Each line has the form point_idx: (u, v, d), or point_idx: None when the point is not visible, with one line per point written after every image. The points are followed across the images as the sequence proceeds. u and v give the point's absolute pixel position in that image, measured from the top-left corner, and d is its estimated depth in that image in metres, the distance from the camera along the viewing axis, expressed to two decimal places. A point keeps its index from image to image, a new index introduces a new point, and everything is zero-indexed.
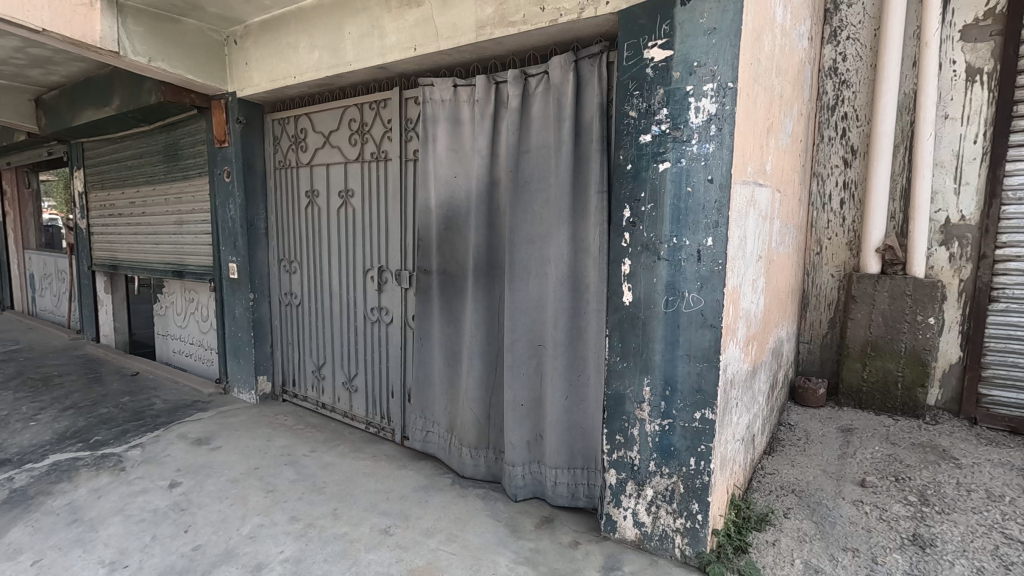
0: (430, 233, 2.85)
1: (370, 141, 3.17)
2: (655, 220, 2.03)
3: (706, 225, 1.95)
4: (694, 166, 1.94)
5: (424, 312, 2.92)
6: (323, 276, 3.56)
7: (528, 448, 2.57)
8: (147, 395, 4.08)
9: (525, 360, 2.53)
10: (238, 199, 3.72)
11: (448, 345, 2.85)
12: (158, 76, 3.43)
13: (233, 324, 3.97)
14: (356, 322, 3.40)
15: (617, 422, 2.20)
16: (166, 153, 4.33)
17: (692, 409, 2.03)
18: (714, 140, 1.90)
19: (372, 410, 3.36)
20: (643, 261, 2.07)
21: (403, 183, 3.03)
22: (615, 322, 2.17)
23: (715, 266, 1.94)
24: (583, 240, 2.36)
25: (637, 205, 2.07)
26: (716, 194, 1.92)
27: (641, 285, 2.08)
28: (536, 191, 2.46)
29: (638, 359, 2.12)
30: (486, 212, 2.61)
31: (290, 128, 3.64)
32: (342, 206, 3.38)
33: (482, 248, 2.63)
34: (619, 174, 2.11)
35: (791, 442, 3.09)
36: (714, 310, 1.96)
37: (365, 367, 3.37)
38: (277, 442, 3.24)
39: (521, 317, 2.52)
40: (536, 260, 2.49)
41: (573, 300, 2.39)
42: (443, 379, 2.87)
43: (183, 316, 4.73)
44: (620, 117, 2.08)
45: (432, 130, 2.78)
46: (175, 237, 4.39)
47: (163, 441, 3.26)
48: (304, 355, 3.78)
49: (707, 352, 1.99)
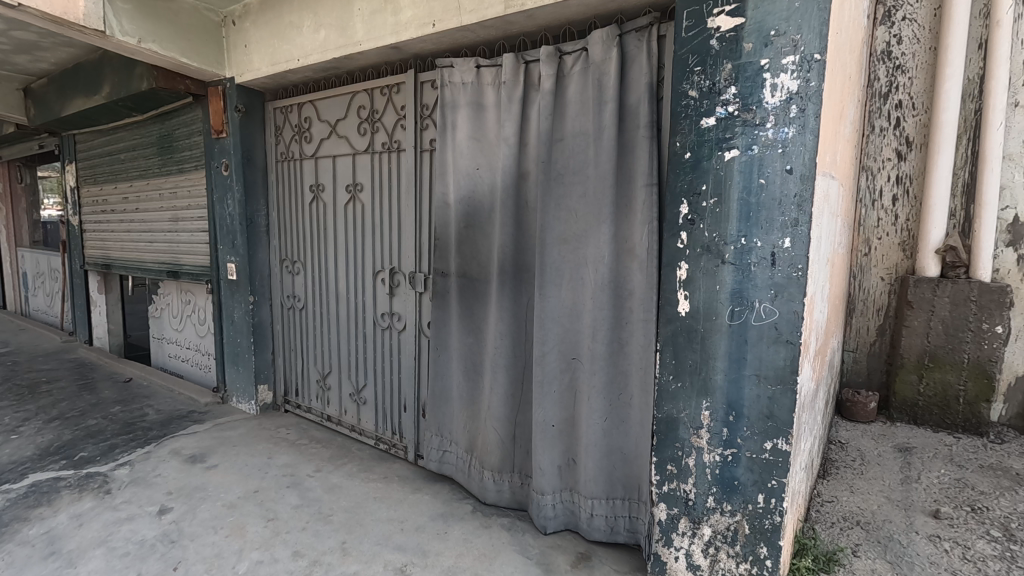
0: (449, 232, 2.56)
1: (382, 129, 2.89)
2: (719, 217, 1.74)
3: (782, 224, 1.65)
4: (769, 153, 1.65)
5: (442, 320, 2.63)
6: (329, 278, 3.27)
7: (560, 475, 2.29)
8: (139, 404, 3.80)
9: (557, 376, 2.25)
10: (237, 193, 3.44)
11: (468, 356, 2.56)
12: (148, 59, 3.14)
13: (232, 329, 3.69)
14: (365, 329, 3.11)
15: (668, 450, 1.93)
16: (160, 145, 4.04)
17: (761, 439, 1.74)
18: (794, 123, 1.61)
19: (382, 425, 3.08)
20: (702, 266, 1.79)
21: (418, 176, 2.74)
22: (668, 335, 1.88)
23: (792, 274, 1.65)
24: (626, 240, 2.07)
25: (695, 200, 1.78)
26: (796, 187, 1.63)
27: (700, 294, 1.80)
28: (572, 185, 2.17)
29: (695, 379, 1.84)
30: (514, 209, 2.32)
31: (293, 117, 3.35)
32: (349, 202, 3.09)
33: (508, 249, 2.34)
34: (675, 165, 1.82)
35: (845, 464, 2.79)
36: (789, 324, 1.67)
37: (374, 377, 3.09)
38: (278, 461, 2.96)
39: (553, 328, 2.23)
40: (570, 263, 2.20)
41: (614, 308, 2.10)
42: (463, 394, 2.59)
43: (179, 319, 4.44)
44: (678, 98, 1.79)
45: (451, 117, 2.50)
46: (170, 236, 4.10)
47: (154, 459, 2.97)
48: (307, 363, 3.50)
49: (782, 372, 1.69)
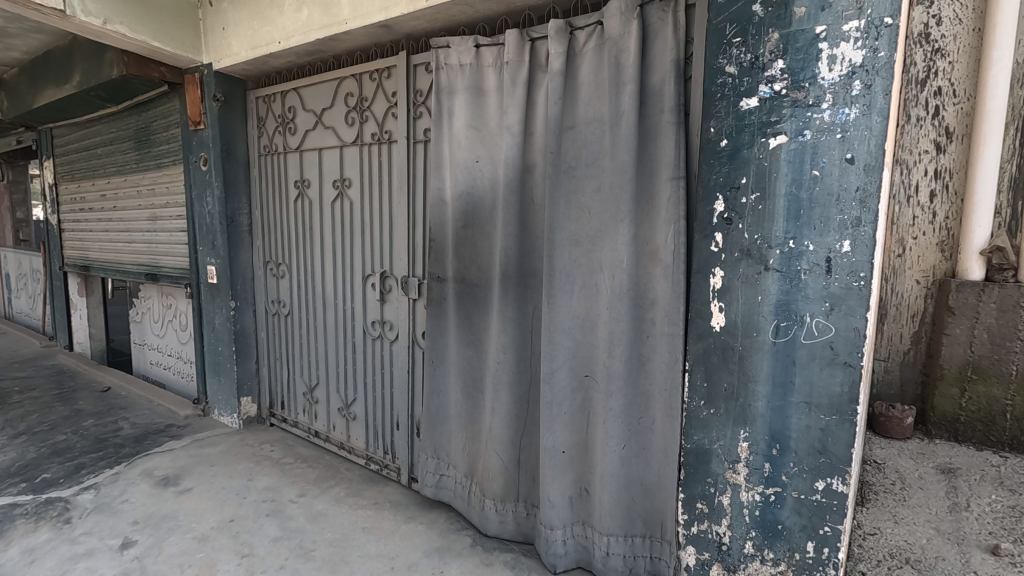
0: (446, 232, 2.30)
1: (371, 119, 2.62)
2: (761, 216, 1.48)
3: (840, 224, 1.38)
4: (825, 139, 1.38)
5: (438, 330, 2.36)
6: (316, 282, 3.01)
7: (571, 507, 2.03)
8: (114, 417, 3.54)
9: (567, 396, 1.99)
10: (216, 190, 3.18)
11: (467, 371, 2.29)
12: (117, 43, 2.86)
13: (213, 336, 3.43)
14: (354, 338, 2.85)
15: (698, 486, 1.67)
16: (137, 138, 3.76)
17: (812, 478, 1.48)
18: (857, 102, 1.34)
19: (373, 443, 2.82)
20: (741, 273, 1.53)
21: (411, 170, 2.47)
22: (699, 353, 1.63)
23: (850, 283, 1.38)
24: (649, 241, 1.79)
25: (733, 195, 1.52)
26: (859, 179, 1.35)
27: (738, 306, 1.54)
28: (585, 179, 1.90)
29: (731, 405, 1.58)
30: (518, 205, 2.05)
31: (276, 107, 3.08)
32: (337, 199, 2.82)
33: (511, 252, 2.07)
34: (708, 153, 1.55)
35: (872, 487, 2.03)
36: (846, 344, 1.40)
37: (364, 391, 2.83)
38: (259, 484, 2.70)
39: (563, 342, 1.96)
40: (583, 268, 1.93)
41: (634, 320, 1.83)
42: (461, 414, 2.32)
43: (161, 324, 4.17)
44: (712, 75, 1.53)
45: (448, 104, 2.22)
46: (149, 236, 3.82)
47: (123, 481, 2.71)
48: (292, 374, 3.24)
49: (838, 402, 1.42)
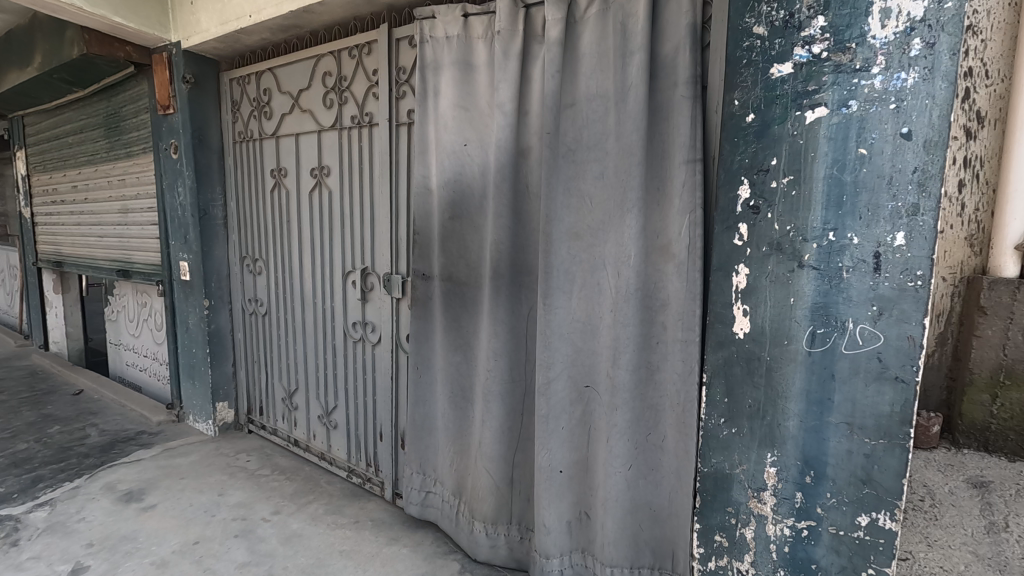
0: (431, 225, 2.07)
1: (350, 100, 2.39)
2: (795, 203, 1.25)
3: (893, 213, 1.15)
4: (876, 110, 1.15)
5: (423, 333, 2.14)
6: (294, 279, 2.78)
7: (569, 533, 1.81)
8: (82, 423, 3.31)
9: (565, 409, 1.77)
10: (188, 179, 2.94)
11: (455, 380, 2.06)
12: (74, 18, 2.62)
13: (186, 337, 3.20)
14: (335, 341, 2.62)
15: (717, 516, 1.45)
16: (107, 125, 3.52)
17: (853, 511, 1.25)
18: (917, 65, 1.10)
19: (355, 454, 2.60)
20: (770, 272, 1.30)
21: (394, 157, 2.24)
22: (718, 364, 1.41)
23: (903, 283, 1.16)
24: (659, 235, 1.57)
25: (761, 178, 1.29)
26: (917, 158, 1.12)
27: (766, 310, 1.32)
28: (587, 163, 1.67)
29: (757, 424, 1.36)
30: (511, 193, 1.82)
31: (251, 90, 2.84)
32: (315, 188, 2.59)
33: (503, 246, 1.84)
34: (731, 131, 1.33)
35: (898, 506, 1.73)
36: (898, 356, 1.17)
37: (345, 398, 2.60)
38: (231, 499, 2.48)
39: (561, 349, 1.74)
40: (584, 265, 1.71)
41: (643, 325, 1.61)
42: (448, 427, 2.09)
43: (136, 323, 3.94)
44: (736, 38, 1.30)
45: (433, 81, 1.99)
46: (120, 229, 3.59)
47: (81, 497, 2.48)
48: (271, 378, 3.02)
49: (887, 424, 1.20)
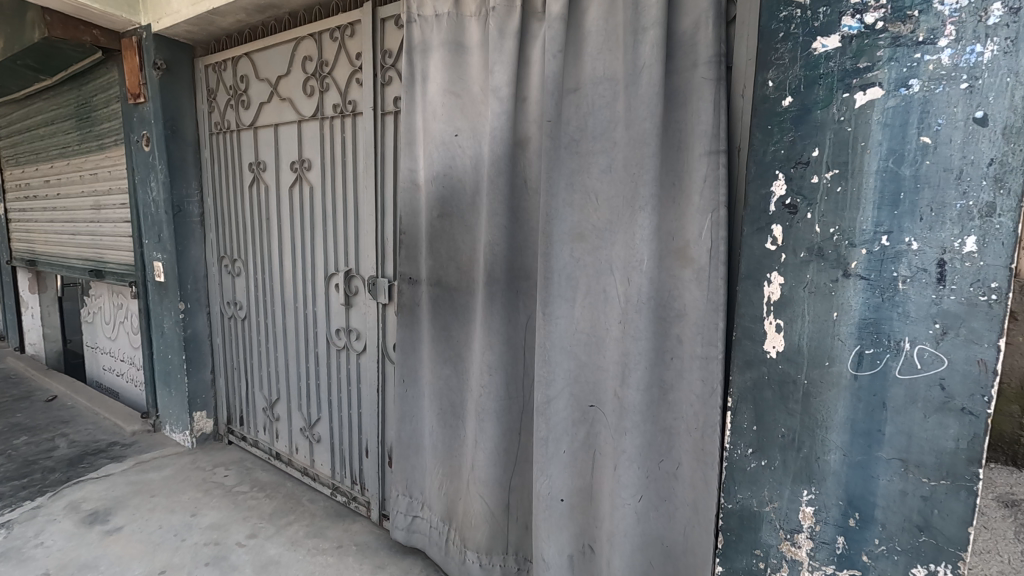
0: (420, 224, 1.88)
1: (332, 87, 2.19)
2: (841, 202, 1.06)
3: (962, 213, 0.96)
4: (942, 91, 0.96)
5: (410, 343, 1.95)
6: (274, 281, 2.58)
7: (571, 567, 1.63)
8: (51, 434, 3.11)
9: (567, 431, 1.58)
10: (160, 173, 2.74)
11: (445, 395, 1.87)
12: None
13: (162, 343, 3.00)
14: (317, 348, 2.43)
15: (742, 559, 1.27)
16: (78, 116, 3.31)
17: (906, 563, 1.07)
18: (996, 35, 0.91)
19: (340, 470, 2.41)
20: (809, 281, 1.12)
21: (379, 149, 2.05)
22: (746, 387, 1.23)
23: (974, 298, 0.97)
24: (675, 238, 1.38)
25: (800, 172, 1.10)
26: (993, 147, 0.93)
27: (803, 326, 1.14)
28: (593, 155, 1.48)
29: (791, 457, 1.18)
30: (507, 190, 1.62)
31: (228, 77, 2.64)
32: (295, 183, 2.40)
33: (498, 249, 1.65)
34: (764, 116, 1.14)
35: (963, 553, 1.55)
36: (965, 385, 0.98)
37: (329, 410, 2.42)
38: (204, 520, 2.29)
39: (563, 364, 1.56)
40: (589, 270, 1.52)
41: (656, 338, 1.42)
42: (438, 446, 1.91)
43: (112, 326, 3.74)
44: (772, 7, 1.11)
45: (422, 65, 1.79)
46: (92, 227, 3.38)
47: (42, 519, 2.29)
48: (251, 386, 2.83)
49: (950, 462, 1.01)
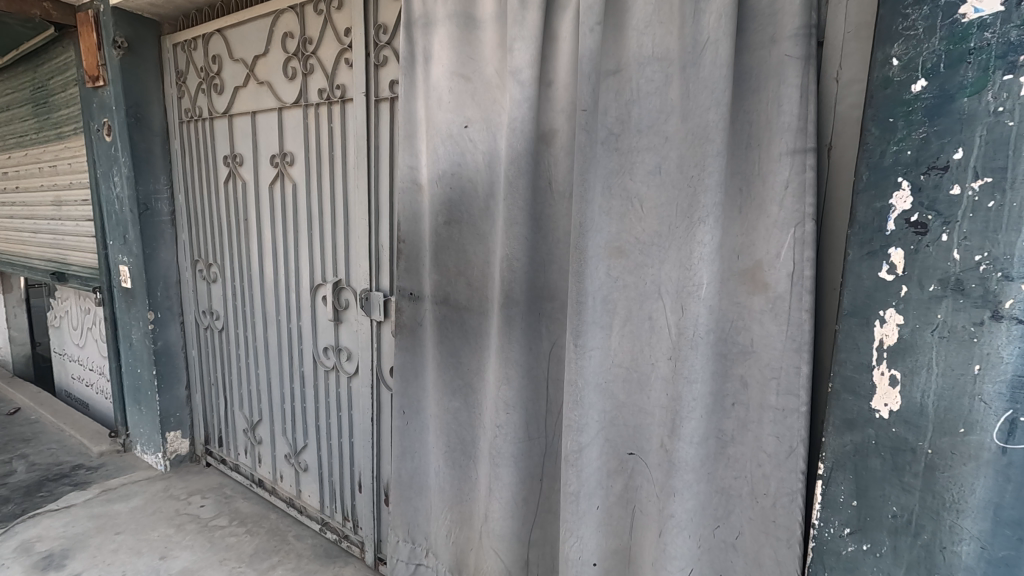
0: (421, 232, 1.60)
1: (317, 69, 1.89)
2: (993, 222, 0.79)
3: None
4: None
5: (410, 370, 1.68)
6: (254, 290, 2.29)
7: None
8: (9, 455, 2.81)
9: (601, 484, 1.33)
10: (124, 167, 2.43)
11: (452, 431, 1.60)
12: None
13: (130, 355, 2.71)
14: (303, 367, 2.15)
15: None
16: (34, 101, 2.97)
17: None
18: None
19: (330, 505, 2.14)
20: (940, 323, 0.85)
21: (372, 141, 1.75)
22: (844, 452, 0.97)
23: None
24: (744, 258, 1.11)
25: (934, 181, 0.84)
26: None
27: (929, 381, 0.87)
28: (637, 153, 1.20)
29: (904, 544, 0.93)
30: (528, 195, 1.34)
31: (198, 57, 2.32)
32: (276, 179, 2.10)
33: (517, 265, 1.37)
34: (884, 106, 0.88)
35: None
36: None
37: (316, 437, 2.14)
38: (174, 564, 2.02)
39: (597, 405, 1.30)
40: (631, 294, 1.25)
41: (716, 380, 1.16)
42: (444, 489, 1.65)
43: (81, 332, 3.43)
44: None
45: (423, 43, 1.50)
46: (53, 224, 3.06)
47: None
48: (230, 405, 2.54)
49: None
